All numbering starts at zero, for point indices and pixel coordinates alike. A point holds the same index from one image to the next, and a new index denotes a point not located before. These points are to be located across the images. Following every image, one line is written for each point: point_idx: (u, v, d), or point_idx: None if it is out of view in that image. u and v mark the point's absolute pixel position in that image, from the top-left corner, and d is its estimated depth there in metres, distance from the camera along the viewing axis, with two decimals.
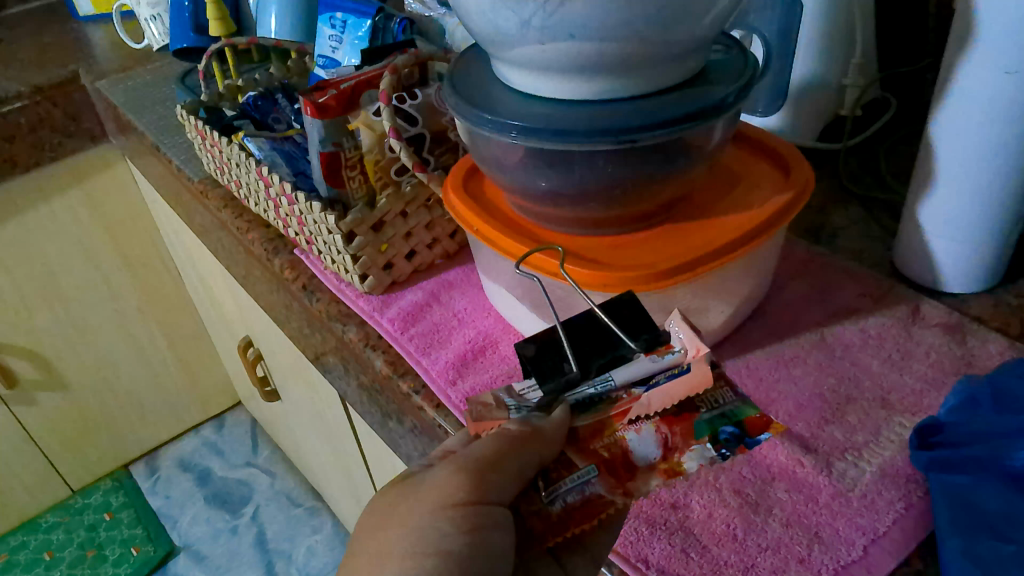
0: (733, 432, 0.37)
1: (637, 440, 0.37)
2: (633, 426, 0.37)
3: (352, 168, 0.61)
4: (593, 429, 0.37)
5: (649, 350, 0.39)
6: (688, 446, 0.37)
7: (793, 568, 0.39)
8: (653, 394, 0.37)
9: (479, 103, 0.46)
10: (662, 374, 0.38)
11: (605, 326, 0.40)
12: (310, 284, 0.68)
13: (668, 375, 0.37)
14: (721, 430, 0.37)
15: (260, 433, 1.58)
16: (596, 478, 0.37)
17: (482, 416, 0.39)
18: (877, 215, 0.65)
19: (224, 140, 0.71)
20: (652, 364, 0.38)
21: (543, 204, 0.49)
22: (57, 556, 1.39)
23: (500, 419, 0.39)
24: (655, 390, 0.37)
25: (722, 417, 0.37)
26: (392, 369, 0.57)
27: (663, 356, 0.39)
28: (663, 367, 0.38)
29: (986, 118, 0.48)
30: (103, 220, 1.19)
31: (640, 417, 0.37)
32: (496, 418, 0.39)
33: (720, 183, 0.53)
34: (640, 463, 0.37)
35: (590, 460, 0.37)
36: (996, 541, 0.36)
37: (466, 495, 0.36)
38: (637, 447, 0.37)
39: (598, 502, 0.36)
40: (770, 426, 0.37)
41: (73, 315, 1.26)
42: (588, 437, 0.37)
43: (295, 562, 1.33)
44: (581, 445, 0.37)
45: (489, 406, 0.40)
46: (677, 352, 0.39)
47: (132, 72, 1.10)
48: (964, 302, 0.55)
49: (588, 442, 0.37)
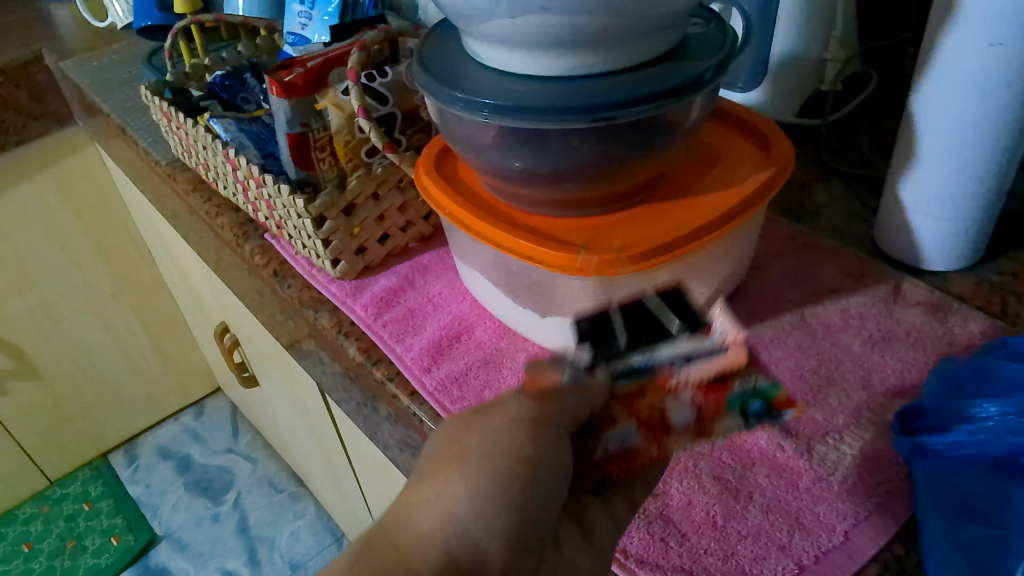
0: (760, 404, 0.39)
1: (676, 405, 0.39)
2: (674, 392, 0.39)
3: (321, 149, 0.59)
4: (638, 393, 0.39)
5: (689, 333, 0.41)
6: (721, 414, 0.39)
7: (773, 555, 0.39)
8: (693, 366, 0.39)
9: (450, 81, 0.44)
10: (700, 352, 0.40)
11: (651, 311, 0.43)
12: (281, 270, 0.66)
13: (706, 353, 0.40)
14: (750, 402, 0.39)
15: (240, 419, 1.56)
16: (638, 432, 0.38)
17: (538, 372, 0.41)
18: (859, 193, 0.64)
19: (189, 121, 0.69)
20: (693, 344, 0.40)
21: (518, 185, 0.48)
22: (36, 547, 1.37)
23: (554, 376, 0.41)
24: (695, 365, 0.39)
25: (752, 392, 0.39)
26: (365, 356, 0.56)
27: (702, 339, 0.41)
28: (701, 345, 0.40)
29: (968, 92, 0.47)
30: (73, 204, 1.16)
31: (678, 387, 0.39)
32: (551, 375, 0.41)
33: (700, 161, 0.52)
34: (678, 425, 0.38)
35: (633, 416, 0.39)
36: (981, 526, 0.35)
37: (529, 414, 0.36)
38: (675, 410, 0.39)
39: (640, 449, 0.38)
40: (792, 404, 0.40)
41: (44, 303, 1.23)
42: (632, 398, 0.39)
43: (278, 548, 1.32)
44: (627, 403, 0.39)
45: (546, 364, 0.42)
46: (716, 336, 0.41)
47: (98, 52, 1.07)
48: (945, 281, 0.55)
49: (632, 403, 0.39)
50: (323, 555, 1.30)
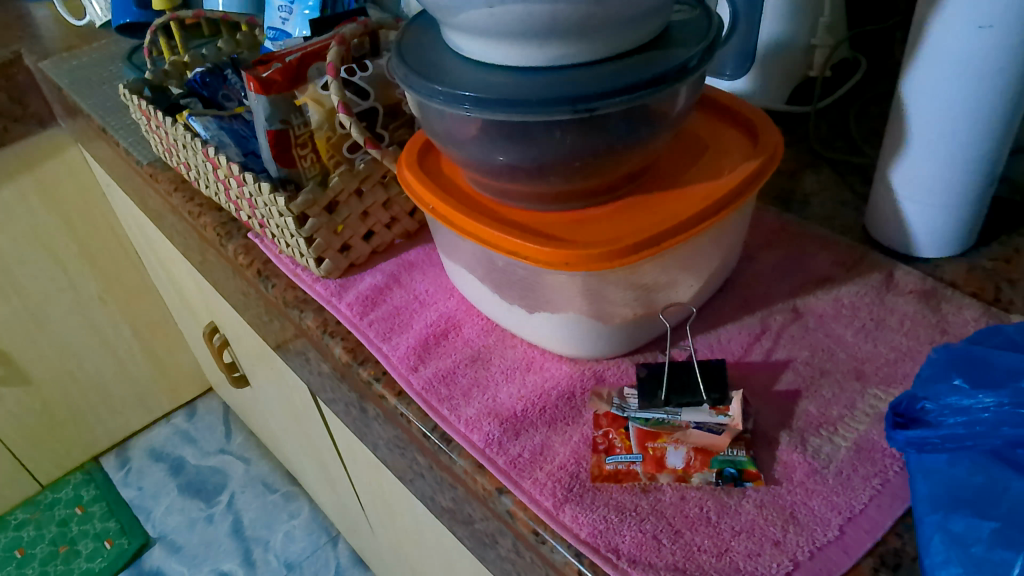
0: (731, 471, 0.41)
1: (672, 452, 0.42)
2: (674, 442, 0.43)
3: (302, 146, 0.58)
4: (651, 433, 0.44)
5: (713, 405, 0.44)
6: (700, 470, 0.42)
7: (767, 551, 0.38)
8: (697, 430, 0.43)
9: (430, 73, 0.43)
10: (709, 424, 0.43)
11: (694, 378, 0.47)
12: (265, 270, 0.65)
13: (707, 428, 0.43)
14: (726, 468, 0.41)
15: (233, 419, 1.55)
16: (640, 463, 0.42)
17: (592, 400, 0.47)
18: (849, 180, 0.63)
19: (168, 120, 0.68)
20: (708, 416, 0.44)
21: (501, 179, 0.47)
22: (28, 553, 1.36)
23: (601, 406, 0.46)
24: (699, 429, 0.43)
25: (729, 460, 0.42)
26: (351, 356, 0.55)
27: (716, 414, 0.44)
28: (711, 421, 0.44)
29: (957, 76, 0.46)
30: (56, 206, 1.15)
31: (681, 440, 0.43)
32: (598, 404, 0.47)
33: (687, 151, 0.51)
34: (665, 465, 0.42)
35: (642, 450, 0.43)
36: (975, 518, 0.34)
37: None
38: (670, 455, 0.42)
39: (627, 474, 0.42)
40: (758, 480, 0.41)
41: (30, 306, 1.21)
42: (647, 436, 0.44)
43: (273, 548, 1.31)
44: (643, 438, 0.44)
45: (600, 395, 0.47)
46: (728, 416, 0.44)
47: (78, 51, 1.05)
48: (937, 268, 0.54)
49: (644, 440, 0.43)
50: (319, 555, 1.29)
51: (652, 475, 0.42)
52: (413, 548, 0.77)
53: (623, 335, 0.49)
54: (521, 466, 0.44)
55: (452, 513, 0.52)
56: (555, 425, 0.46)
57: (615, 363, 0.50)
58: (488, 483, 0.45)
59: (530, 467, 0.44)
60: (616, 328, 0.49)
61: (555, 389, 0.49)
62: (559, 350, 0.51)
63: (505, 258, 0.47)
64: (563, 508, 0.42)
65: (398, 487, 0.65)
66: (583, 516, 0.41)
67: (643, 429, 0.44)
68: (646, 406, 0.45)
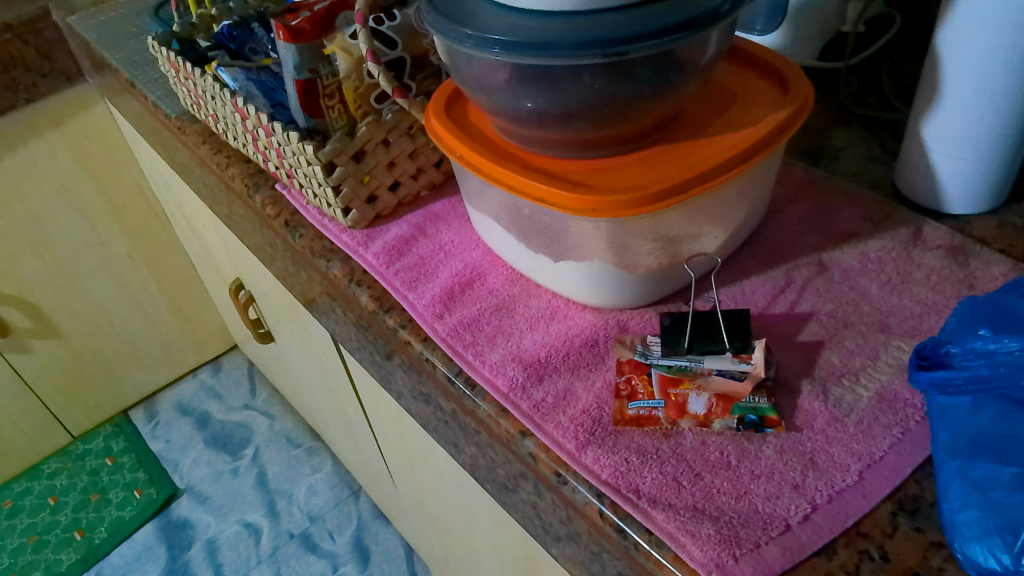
0: (753, 418, 0.42)
1: (694, 398, 0.43)
2: (696, 389, 0.43)
3: (330, 96, 0.58)
4: (673, 380, 0.44)
5: (735, 353, 0.45)
6: (722, 415, 0.42)
7: (787, 494, 0.38)
8: (717, 377, 0.44)
9: (460, 18, 0.43)
10: (730, 371, 0.44)
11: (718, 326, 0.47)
12: (292, 221, 0.66)
13: (728, 375, 0.44)
14: (747, 415, 0.42)
15: (257, 375, 1.58)
16: (662, 409, 0.43)
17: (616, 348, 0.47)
18: (879, 136, 0.62)
19: (197, 71, 0.68)
20: (729, 364, 0.44)
21: (529, 126, 0.46)
22: (61, 501, 1.40)
23: (626, 354, 0.47)
24: (719, 376, 0.44)
25: (749, 407, 0.42)
26: (378, 305, 0.56)
27: (738, 363, 0.44)
28: (731, 368, 0.44)
29: (997, 26, 0.45)
30: (84, 162, 1.16)
31: (703, 388, 0.44)
32: (620, 351, 0.47)
33: (715, 101, 0.51)
34: (688, 410, 0.43)
35: (664, 396, 0.44)
36: (997, 464, 0.34)
37: None
38: (692, 401, 0.43)
39: (649, 420, 0.43)
40: (779, 427, 0.41)
41: (60, 260, 1.23)
42: (668, 383, 0.44)
43: (296, 501, 1.35)
44: (664, 385, 0.44)
45: (621, 343, 0.47)
46: (751, 364, 0.44)
47: (105, 6, 1.06)
48: (966, 224, 0.53)
49: (666, 387, 0.44)
50: (341, 508, 1.32)
51: (674, 419, 0.42)
52: (434, 498, 0.78)
53: (648, 284, 0.50)
54: (544, 410, 0.45)
55: (474, 459, 0.53)
56: (578, 371, 0.47)
57: (639, 313, 0.51)
58: (511, 426, 0.45)
59: (553, 412, 0.45)
60: (641, 277, 0.49)
61: (579, 337, 0.49)
62: (584, 300, 0.51)
63: (533, 206, 0.47)
64: (585, 451, 0.42)
65: (421, 437, 0.66)
66: (604, 458, 0.42)
67: (666, 375, 0.45)
68: (669, 353, 0.46)
